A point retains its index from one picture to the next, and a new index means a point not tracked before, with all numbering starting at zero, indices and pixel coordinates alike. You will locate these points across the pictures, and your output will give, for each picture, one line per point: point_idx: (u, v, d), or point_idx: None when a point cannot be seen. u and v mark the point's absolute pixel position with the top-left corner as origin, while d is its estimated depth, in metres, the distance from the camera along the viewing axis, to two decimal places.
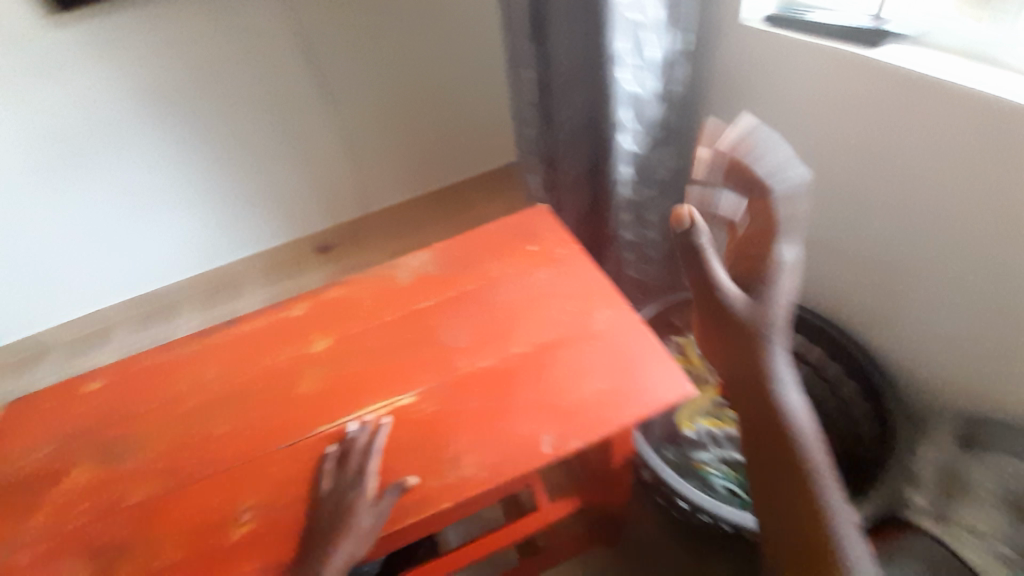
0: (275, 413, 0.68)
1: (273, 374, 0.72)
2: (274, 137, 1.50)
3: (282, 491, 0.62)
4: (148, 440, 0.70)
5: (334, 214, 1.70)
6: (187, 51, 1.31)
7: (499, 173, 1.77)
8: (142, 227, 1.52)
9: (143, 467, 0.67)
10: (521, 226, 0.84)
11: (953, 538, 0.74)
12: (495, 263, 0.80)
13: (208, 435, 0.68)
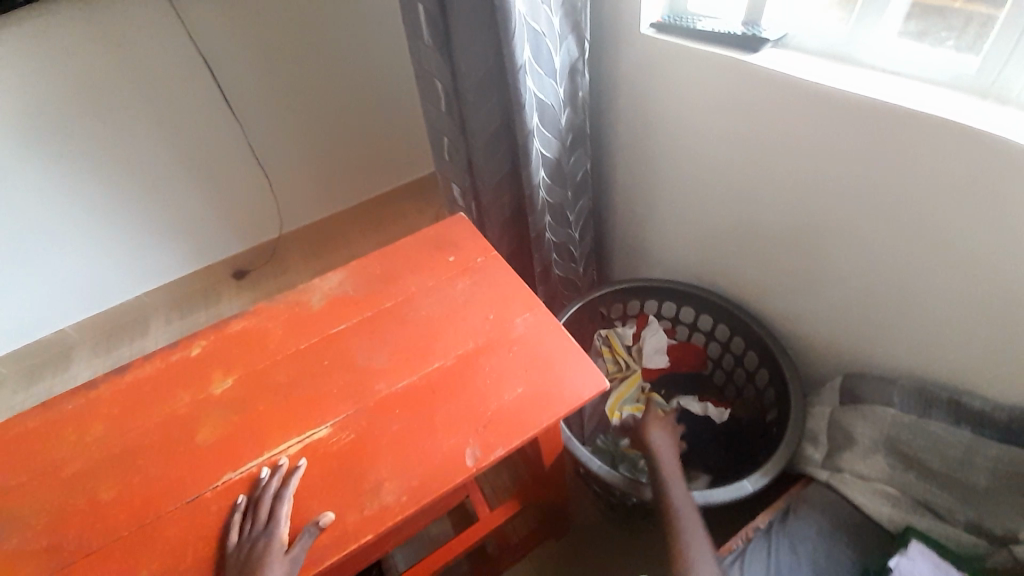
0: (174, 466, 0.62)
1: (171, 423, 0.66)
2: (169, 161, 1.36)
3: (186, 552, 0.56)
4: (17, 520, 0.60)
5: (248, 237, 1.60)
6: (46, 71, 1.13)
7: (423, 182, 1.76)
8: (14, 273, 1.33)
9: (12, 551, 0.58)
10: (438, 237, 0.83)
11: (841, 483, 0.81)
12: (414, 277, 0.78)
13: (92, 503, 0.60)
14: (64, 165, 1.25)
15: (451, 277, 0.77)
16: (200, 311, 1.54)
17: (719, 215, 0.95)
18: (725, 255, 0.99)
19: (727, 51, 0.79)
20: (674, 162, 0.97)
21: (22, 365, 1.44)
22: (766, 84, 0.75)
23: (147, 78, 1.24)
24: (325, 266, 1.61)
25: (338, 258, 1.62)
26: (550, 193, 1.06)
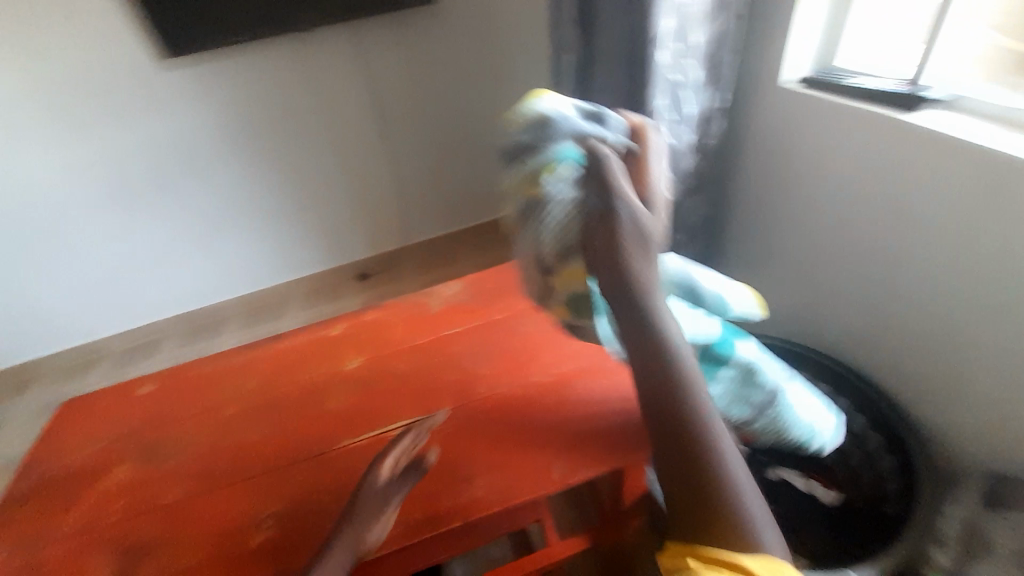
0: (305, 424, 0.72)
1: (308, 390, 0.77)
2: (331, 169, 1.62)
3: (304, 501, 0.64)
4: (185, 445, 0.74)
5: (375, 244, 1.80)
6: (261, 87, 1.46)
7: None
8: (203, 247, 1.66)
9: (178, 469, 0.71)
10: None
11: None
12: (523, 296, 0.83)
13: (240, 444, 0.72)
14: (254, 171, 1.56)
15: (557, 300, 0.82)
16: (324, 303, 1.76)
17: (850, 278, 0.88)
18: (852, 324, 0.90)
19: (881, 107, 0.75)
20: (803, 217, 0.93)
21: (188, 325, 1.76)
22: (925, 145, 0.70)
23: (326, 105, 1.52)
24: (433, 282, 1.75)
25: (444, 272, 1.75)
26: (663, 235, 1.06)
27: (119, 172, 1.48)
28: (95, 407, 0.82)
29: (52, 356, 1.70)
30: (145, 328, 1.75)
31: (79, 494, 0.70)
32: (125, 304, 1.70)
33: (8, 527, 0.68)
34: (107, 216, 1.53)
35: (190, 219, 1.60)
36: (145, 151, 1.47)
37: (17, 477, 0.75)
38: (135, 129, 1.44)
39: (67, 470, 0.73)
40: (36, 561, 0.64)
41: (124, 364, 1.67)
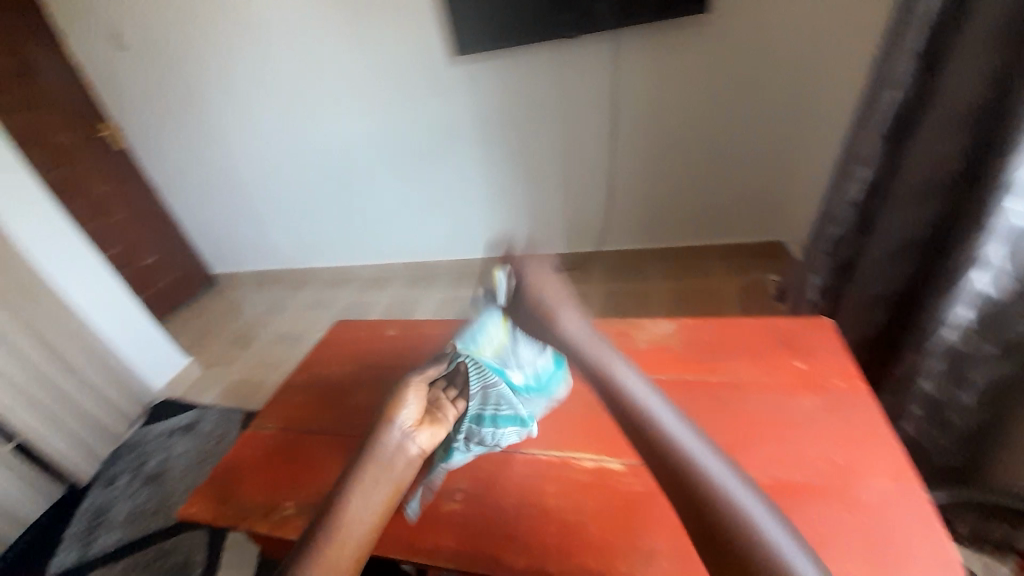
0: None
1: None
2: (556, 177, 2.09)
3: (492, 492, 0.75)
4: None
5: (570, 244, 2.26)
6: (521, 102, 1.93)
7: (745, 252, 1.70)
8: (450, 212, 2.30)
9: None
10: (788, 335, 0.78)
11: None
12: (748, 370, 0.74)
13: None
14: (513, 167, 2.10)
15: (793, 390, 0.70)
16: None
17: None
18: None
19: None
20: None
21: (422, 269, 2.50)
22: None
23: (579, 115, 1.91)
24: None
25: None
26: (963, 339, 0.80)
27: (413, 145, 2.13)
28: (353, 334, 1.04)
29: (362, 267, 2.62)
30: (414, 264, 2.53)
31: (334, 401, 0.88)
32: (391, 238, 2.48)
33: (287, 406, 0.90)
34: (406, 180, 2.25)
35: (464, 196, 2.24)
36: (437, 136, 2.08)
37: (297, 368, 0.98)
38: (436, 118, 2.04)
39: (329, 377, 0.94)
40: (298, 440, 0.82)
41: (402, 288, 2.49)
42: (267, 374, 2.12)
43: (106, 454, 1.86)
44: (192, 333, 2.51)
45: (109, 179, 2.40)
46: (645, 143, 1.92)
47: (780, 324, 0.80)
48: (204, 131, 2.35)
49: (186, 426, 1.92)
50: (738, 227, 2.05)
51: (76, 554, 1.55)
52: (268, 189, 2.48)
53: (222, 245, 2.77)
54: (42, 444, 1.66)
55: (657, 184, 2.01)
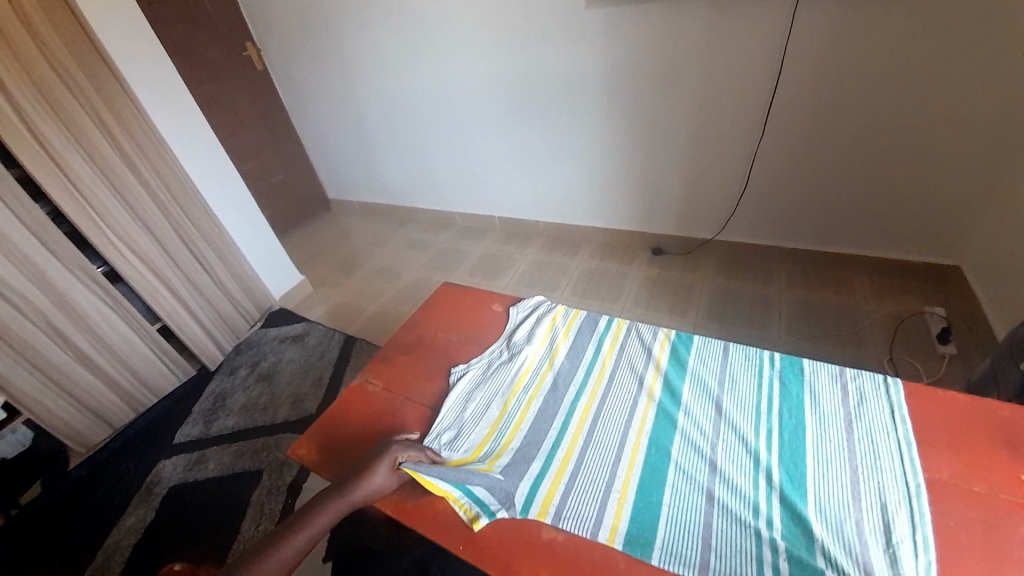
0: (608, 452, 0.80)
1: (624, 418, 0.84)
2: (681, 148, 1.86)
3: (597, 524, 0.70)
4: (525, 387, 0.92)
5: (679, 227, 2.07)
6: (658, 58, 1.69)
7: (903, 314, 1.64)
8: (557, 173, 2.19)
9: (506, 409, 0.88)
10: (1005, 431, 0.71)
11: None
12: (945, 463, 0.69)
13: None
14: (636, 132, 1.89)
15: (1012, 505, 0.64)
16: (616, 259, 2.17)
17: None
18: None
19: None
20: None
21: (522, 228, 2.48)
22: None
23: (731, 81, 1.63)
24: (734, 333, 1.71)
25: (751, 337, 1.68)
26: None
27: (532, 98, 2.02)
28: (463, 302, 1.13)
29: (462, 214, 2.64)
30: (512, 219, 2.49)
31: (442, 375, 0.96)
32: (493, 193, 2.46)
33: (392, 366, 1.00)
34: (518, 135, 2.16)
35: (574, 156, 2.10)
36: (558, 90, 1.94)
37: (404, 327, 1.07)
38: (561, 69, 1.88)
39: (443, 347, 1.02)
40: (401, 408, 0.91)
41: (497, 241, 2.48)
42: (367, 303, 2.25)
43: (230, 346, 2.12)
44: (305, 252, 2.73)
45: (248, 96, 2.56)
46: (809, 126, 1.61)
47: (997, 413, 0.74)
48: (336, 60, 2.40)
49: (295, 336, 2.12)
50: (903, 241, 1.70)
51: (202, 428, 1.80)
52: (387, 125, 2.52)
53: (339, 172, 2.94)
54: (184, 331, 1.91)
55: (810, 175, 1.71)
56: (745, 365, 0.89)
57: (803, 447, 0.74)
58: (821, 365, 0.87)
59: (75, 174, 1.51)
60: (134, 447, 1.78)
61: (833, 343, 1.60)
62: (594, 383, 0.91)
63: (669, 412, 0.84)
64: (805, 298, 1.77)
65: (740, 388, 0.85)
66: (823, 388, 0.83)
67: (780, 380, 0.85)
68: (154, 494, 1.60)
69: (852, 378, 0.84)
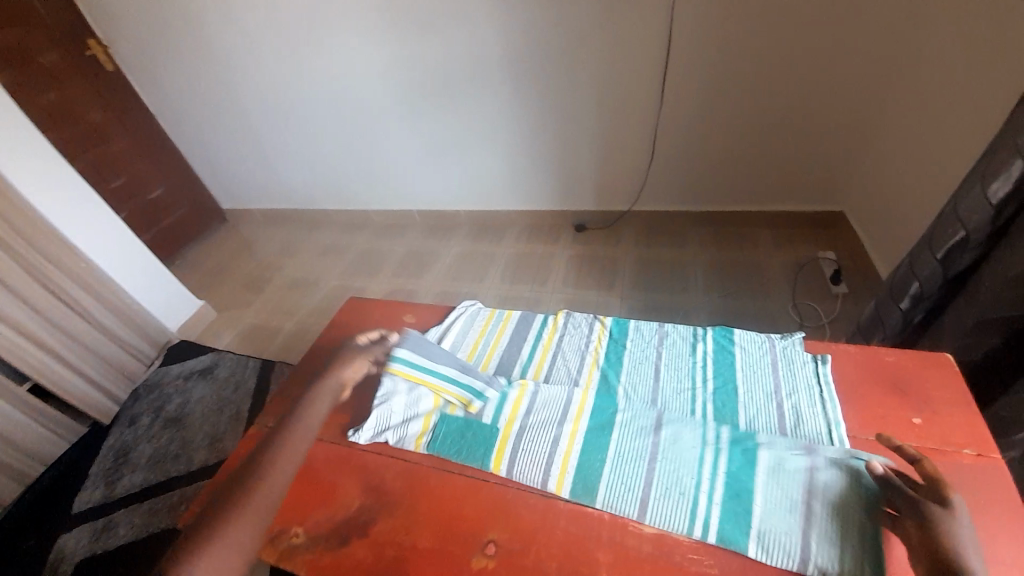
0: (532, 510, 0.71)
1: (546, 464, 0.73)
2: (591, 124, 1.84)
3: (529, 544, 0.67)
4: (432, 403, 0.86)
5: (598, 202, 2.09)
6: (556, 32, 1.64)
7: (801, 261, 1.78)
8: (470, 159, 2.11)
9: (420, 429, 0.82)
10: (892, 376, 0.78)
11: None
12: (846, 416, 0.74)
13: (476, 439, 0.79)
14: (544, 111, 1.86)
15: (904, 449, 0.69)
16: (542, 241, 2.16)
17: None
18: None
19: None
20: None
21: (442, 219, 2.39)
22: None
23: (629, 52, 1.63)
24: (659, 299, 1.76)
25: (675, 301, 1.74)
26: None
27: (432, 83, 1.90)
28: (372, 316, 1.06)
29: (377, 212, 2.49)
30: (431, 211, 2.38)
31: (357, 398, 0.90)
32: (407, 186, 2.33)
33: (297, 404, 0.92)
34: (423, 123, 2.05)
35: (486, 141, 2.02)
36: (458, 72, 1.84)
37: (307, 357, 1.00)
38: (458, 50, 1.78)
39: None
40: (307, 448, 0.85)
41: (419, 237, 2.37)
42: (283, 321, 2.07)
43: (126, 393, 1.85)
44: (204, 273, 2.44)
45: (103, 103, 2.21)
46: (704, 92, 1.66)
47: (884, 358, 0.80)
48: (204, 54, 2.12)
49: (203, 369, 1.90)
50: (796, 193, 1.83)
51: (103, 491, 1.57)
52: (278, 123, 2.29)
53: (233, 180, 2.65)
54: (64, 386, 1.65)
55: (710, 141, 1.77)
56: (677, 386, 0.81)
57: (741, 471, 0.67)
58: (756, 379, 0.80)
59: None
60: (20, 528, 1.51)
61: (746, 296, 1.70)
62: (508, 419, 0.79)
63: (596, 444, 0.73)
64: (718, 258, 1.86)
65: (673, 413, 0.77)
66: (758, 407, 0.76)
67: (714, 402, 0.78)
68: (57, 575, 1.37)
69: (787, 394, 0.77)
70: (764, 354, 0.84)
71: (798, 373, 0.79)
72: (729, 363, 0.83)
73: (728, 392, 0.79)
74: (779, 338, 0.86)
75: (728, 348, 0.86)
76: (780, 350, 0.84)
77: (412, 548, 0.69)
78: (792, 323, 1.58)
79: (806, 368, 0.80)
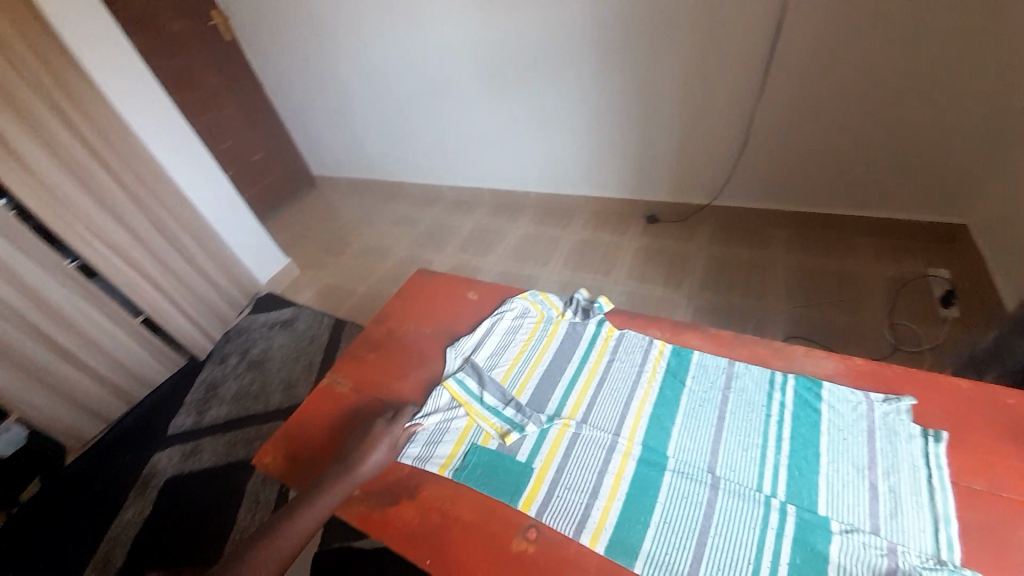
0: (573, 507, 0.71)
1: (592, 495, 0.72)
2: (678, 109, 1.73)
3: (566, 542, 0.69)
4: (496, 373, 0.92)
5: (675, 193, 1.98)
6: (649, 8, 1.54)
7: (903, 279, 1.59)
8: (544, 140, 2.08)
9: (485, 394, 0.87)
10: (1009, 422, 0.72)
11: None
12: (949, 458, 0.69)
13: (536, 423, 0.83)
14: (628, 94, 1.78)
15: (1012, 505, 0.64)
16: (610, 229, 2.09)
17: None
18: None
19: None
20: None
21: (511, 200, 2.39)
22: None
23: (730, 33, 1.50)
24: (731, 301, 1.66)
25: (748, 306, 1.63)
26: None
27: (515, 61, 1.89)
28: (439, 291, 1.12)
29: (449, 187, 2.54)
30: (501, 191, 2.39)
31: (419, 367, 0.97)
32: (480, 166, 2.36)
33: (363, 365, 1.00)
34: (503, 102, 2.04)
35: (563, 123, 1.98)
36: (542, 50, 1.80)
37: (376, 321, 1.07)
38: (545, 27, 1.74)
39: (422, 337, 1.02)
40: (368, 408, 0.92)
41: (487, 215, 2.40)
42: (355, 285, 2.20)
43: (220, 335, 2.08)
44: (290, 234, 2.65)
45: (219, 71, 2.43)
46: (812, 80, 1.49)
47: (1003, 401, 0.74)
48: (307, 26, 2.25)
49: (284, 321, 2.08)
50: (909, 199, 1.61)
51: (195, 418, 1.79)
52: (366, 97, 2.40)
53: (322, 149, 2.83)
54: (171, 324, 1.88)
55: (812, 136, 1.61)
56: (746, 442, 0.75)
57: (813, 563, 0.61)
58: (845, 449, 0.72)
59: (34, 164, 1.43)
60: (129, 439, 1.76)
61: (832, 310, 1.55)
62: (547, 457, 0.78)
63: (643, 501, 0.71)
64: (804, 264, 1.71)
65: (736, 477, 0.71)
66: (844, 483, 0.69)
67: (788, 469, 0.71)
68: (151, 485, 1.59)
69: (884, 473, 0.69)
70: (858, 418, 0.75)
71: (900, 450, 0.70)
72: (813, 423, 0.76)
73: (811, 463, 0.71)
74: (882, 400, 0.76)
75: (813, 406, 0.78)
76: (879, 417, 0.75)
77: (457, 518, 0.74)
78: (882, 345, 1.43)
79: (910, 444, 0.71)
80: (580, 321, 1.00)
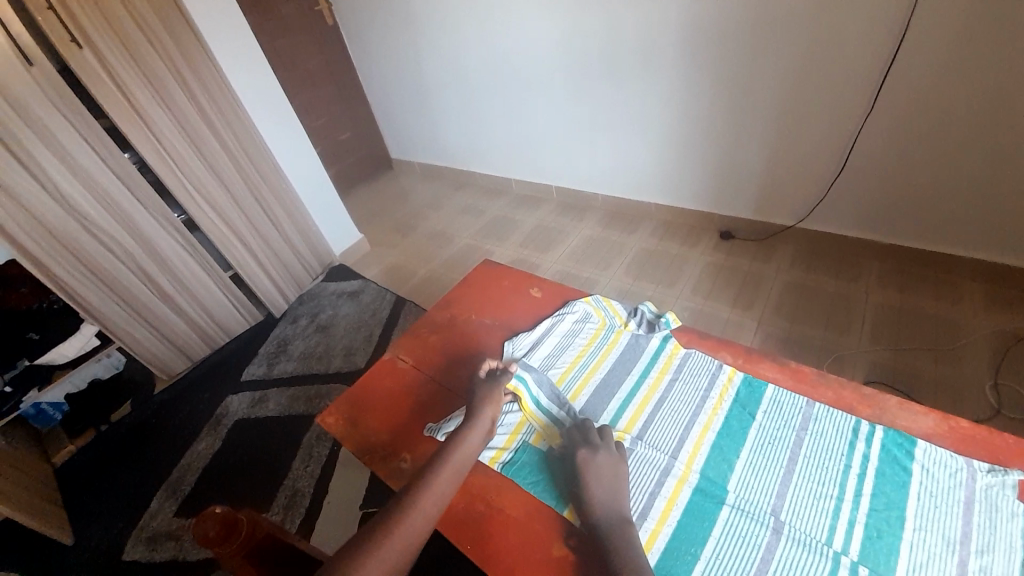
0: None
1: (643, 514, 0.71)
2: (770, 121, 1.62)
3: None
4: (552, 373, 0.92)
5: (756, 210, 1.86)
6: (751, 12, 1.46)
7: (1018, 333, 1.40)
8: (622, 143, 2.03)
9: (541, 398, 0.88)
10: None
11: None
12: None
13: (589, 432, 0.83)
14: (716, 101, 1.69)
15: None
16: (679, 240, 2.01)
17: None
18: None
19: None
20: None
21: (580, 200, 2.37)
22: None
23: (841, 43, 1.38)
24: (803, 333, 1.54)
25: (824, 340, 1.51)
26: None
27: (602, 59, 1.85)
28: (503, 283, 1.14)
29: (519, 181, 2.56)
30: (570, 189, 2.37)
31: (478, 354, 0.99)
32: (553, 162, 2.35)
33: (424, 345, 1.04)
34: (584, 100, 2.02)
35: (644, 125, 1.92)
36: (631, 50, 1.76)
37: (441, 305, 1.11)
38: (637, 26, 1.69)
39: (483, 326, 1.05)
40: (427, 386, 0.96)
41: (553, 212, 2.39)
42: (419, 267, 2.28)
43: (294, 297, 2.24)
44: (365, 210, 2.80)
45: (320, 52, 2.59)
46: (934, 103, 1.34)
47: None
48: (402, 15, 2.34)
49: (352, 292, 2.21)
50: None
51: (265, 369, 1.95)
52: (450, 85, 2.46)
53: (403, 132, 2.94)
54: (255, 280, 2.05)
55: (924, 164, 1.45)
56: (816, 489, 0.70)
57: None
58: (933, 516, 0.65)
59: (157, 127, 1.61)
60: (207, 380, 1.95)
61: (922, 357, 1.40)
62: None
63: (693, 531, 0.68)
64: (897, 304, 1.55)
65: (800, 525, 0.67)
66: (928, 553, 0.62)
67: (864, 527, 0.65)
68: (223, 424, 1.76)
69: (977, 550, 0.62)
70: (955, 486, 0.67)
71: (1000, 529, 0.63)
72: (900, 483, 0.69)
73: (891, 524, 0.65)
74: (985, 470, 0.68)
75: (902, 464, 0.71)
76: (979, 489, 0.66)
77: (505, 512, 0.76)
78: (978, 405, 1.27)
79: (1010, 524, 0.63)
80: (644, 334, 0.97)
